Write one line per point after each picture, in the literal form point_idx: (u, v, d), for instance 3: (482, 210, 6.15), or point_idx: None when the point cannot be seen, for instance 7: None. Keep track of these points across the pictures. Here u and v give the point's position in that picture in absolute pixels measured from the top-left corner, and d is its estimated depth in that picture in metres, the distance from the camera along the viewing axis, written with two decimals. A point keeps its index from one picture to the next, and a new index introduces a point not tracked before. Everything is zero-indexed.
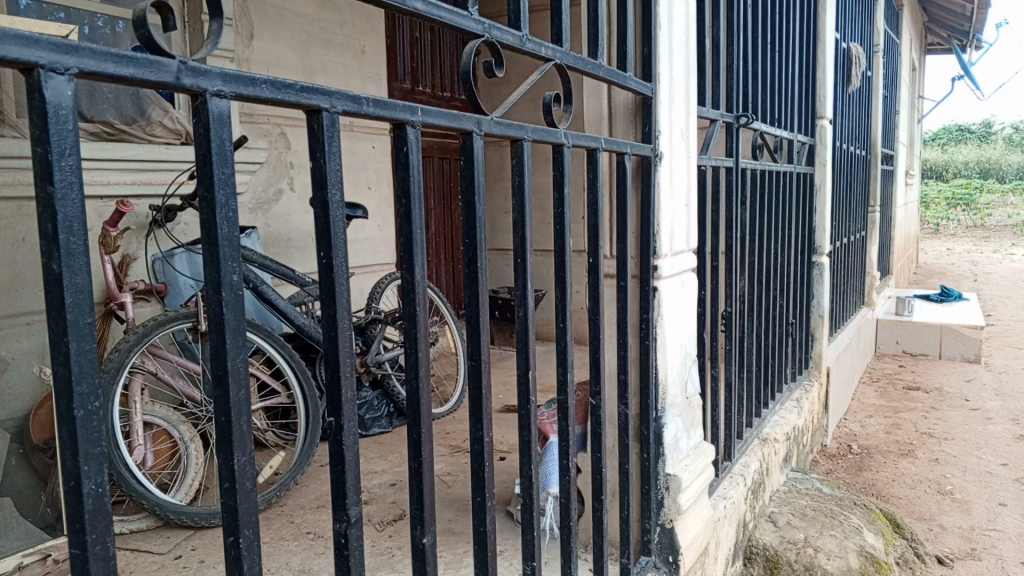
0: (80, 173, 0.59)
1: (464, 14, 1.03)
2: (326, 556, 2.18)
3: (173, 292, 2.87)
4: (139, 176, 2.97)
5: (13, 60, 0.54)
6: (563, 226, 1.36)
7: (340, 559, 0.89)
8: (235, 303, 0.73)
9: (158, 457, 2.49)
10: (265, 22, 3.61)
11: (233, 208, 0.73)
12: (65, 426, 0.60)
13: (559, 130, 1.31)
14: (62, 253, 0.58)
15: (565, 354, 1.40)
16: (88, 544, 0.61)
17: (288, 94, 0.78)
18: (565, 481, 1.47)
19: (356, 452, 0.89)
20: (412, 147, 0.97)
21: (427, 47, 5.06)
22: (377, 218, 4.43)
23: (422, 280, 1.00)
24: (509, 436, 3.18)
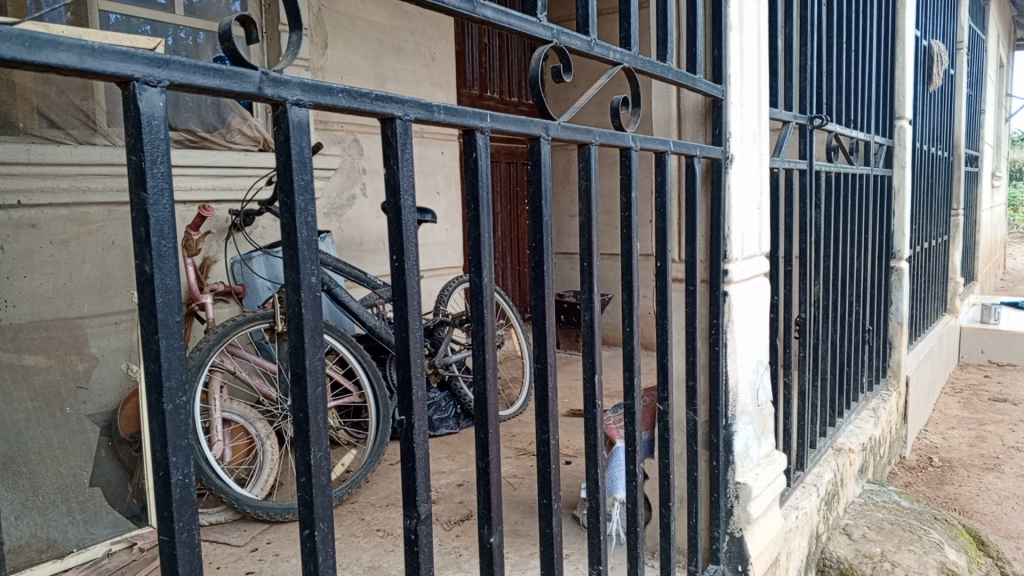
0: (171, 181, 0.62)
1: (534, 21, 1.04)
2: (395, 553, 2.22)
3: (251, 294, 2.99)
4: (219, 182, 3.08)
5: (110, 74, 0.58)
6: (630, 229, 1.36)
7: (409, 555, 0.91)
8: (313, 304, 0.76)
9: (236, 453, 2.58)
10: (339, 32, 3.71)
11: (312, 213, 0.75)
12: (154, 419, 0.63)
13: (627, 133, 1.30)
14: (153, 255, 0.61)
15: (632, 359, 1.39)
16: (175, 531, 0.64)
17: (363, 103, 0.80)
18: (632, 487, 1.46)
19: (426, 450, 0.91)
20: (481, 153, 0.98)
21: (495, 53, 5.11)
22: (446, 223, 4.49)
23: (491, 282, 1.01)
24: (574, 440, 3.18)
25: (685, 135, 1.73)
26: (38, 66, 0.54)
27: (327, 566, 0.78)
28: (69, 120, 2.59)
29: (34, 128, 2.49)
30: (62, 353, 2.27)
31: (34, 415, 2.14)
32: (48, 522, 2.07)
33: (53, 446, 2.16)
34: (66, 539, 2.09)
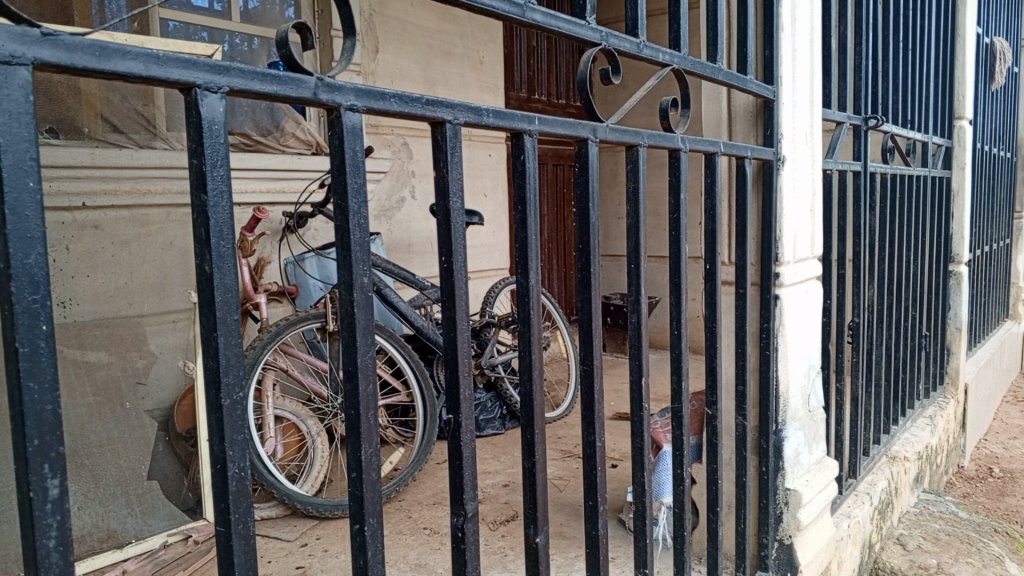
0: (230, 183, 0.64)
1: (582, 24, 1.05)
2: (441, 552, 2.24)
3: (304, 294, 3.05)
4: (274, 184, 3.15)
5: (173, 81, 0.60)
6: (678, 232, 1.35)
7: (456, 553, 0.92)
8: (365, 304, 0.77)
9: (288, 449, 2.64)
10: (389, 37, 3.76)
11: (365, 216, 0.77)
12: (213, 413, 0.65)
13: (676, 134, 1.29)
14: (213, 255, 0.63)
15: (680, 362, 1.39)
16: (231, 522, 0.66)
17: (414, 107, 0.82)
18: (679, 492, 1.45)
19: (473, 449, 0.92)
20: (530, 156, 0.99)
21: (543, 56, 5.12)
22: (493, 224, 4.51)
23: (537, 284, 1.02)
24: (620, 443, 3.17)
25: (735, 137, 1.71)
26: (107, 74, 0.56)
27: (377, 561, 0.79)
28: (131, 124, 2.72)
29: (99, 132, 2.65)
30: (121, 351, 2.35)
31: (96, 410, 2.24)
32: (108, 513, 2.19)
33: (114, 440, 2.26)
34: (125, 530, 2.21)
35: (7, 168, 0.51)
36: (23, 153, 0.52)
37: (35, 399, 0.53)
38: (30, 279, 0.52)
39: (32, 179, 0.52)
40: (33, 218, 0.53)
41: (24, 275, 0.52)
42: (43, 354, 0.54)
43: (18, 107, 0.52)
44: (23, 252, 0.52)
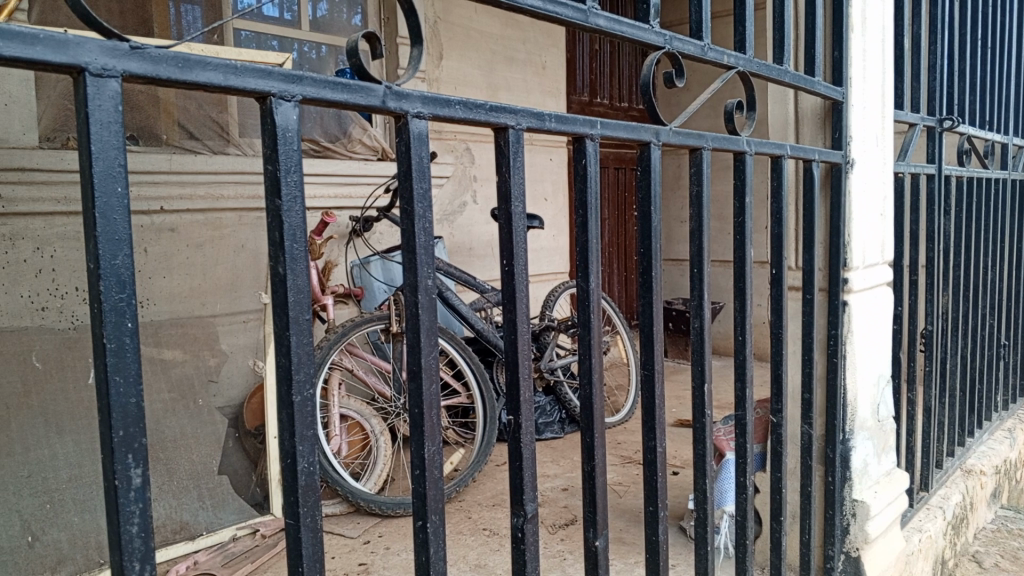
0: (302, 189, 0.67)
1: (646, 27, 1.04)
2: (501, 553, 2.25)
3: (369, 296, 3.12)
4: (341, 189, 3.23)
5: (250, 91, 0.62)
6: (743, 235, 1.33)
7: (516, 553, 0.93)
8: (429, 307, 0.79)
9: (352, 447, 2.70)
10: (453, 43, 3.80)
11: (430, 220, 0.79)
12: (284, 409, 0.67)
13: (741, 137, 1.27)
14: (286, 257, 0.66)
15: (744, 369, 1.36)
16: (300, 515, 0.68)
17: (478, 114, 0.83)
18: (742, 500, 1.43)
19: (533, 451, 0.93)
20: (592, 160, 0.99)
21: (606, 60, 5.11)
22: (553, 228, 4.52)
23: (598, 287, 1.02)
24: (681, 450, 3.13)
25: (803, 139, 1.67)
26: (189, 85, 0.59)
27: (439, 558, 0.81)
28: (205, 131, 2.80)
29: (176, 139, 2.74)
30: (195, 349, 2.44)
31: (171, 406, 2.34)
32: (181, 505, 2.28)
33: (186, 435, 2.35)
34: (197, 522, 2.30)
35: (98, 174, 0.54)
36: (112, 160, 0.55)
37: (120, 392, 0.56)
38: (117, 279, 0.56)
39: (119, 184, 0.55)
40: (121, 221, 0.56)
41: (113, 275, 0.55)
42: (128, 350, 0.56)
43: (108, 116, 0.55)
44: (111, 253, 0.55)
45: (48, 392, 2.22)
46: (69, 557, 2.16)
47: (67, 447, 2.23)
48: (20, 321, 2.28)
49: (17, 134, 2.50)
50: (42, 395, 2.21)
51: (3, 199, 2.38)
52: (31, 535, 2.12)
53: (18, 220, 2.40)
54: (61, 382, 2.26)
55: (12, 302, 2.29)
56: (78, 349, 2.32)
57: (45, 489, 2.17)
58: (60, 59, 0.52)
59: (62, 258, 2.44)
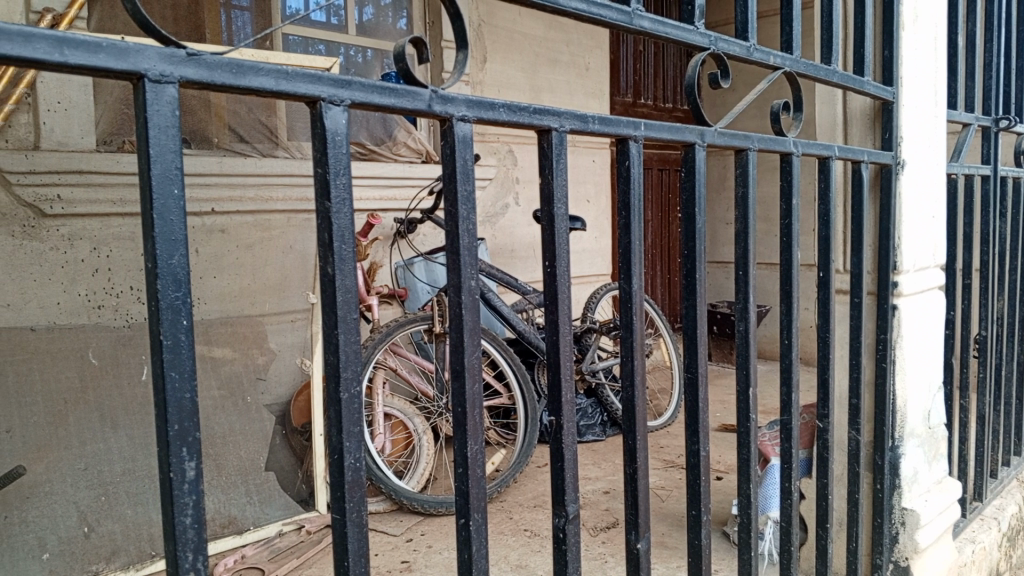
0: (351, 191, 0.68)
1: (691, 29, 1.04)
2: (542, 554, 2.26)
3: (412, 297, 3.16)
4: (386, 192, 3.27)
5: (301, 95, 0.64)
6: (790, 238, 1.31)
7: (558, 554, 0.93)
8: (472, 308, 0.79)
9: (395, 446, 2.74)
10: (497, 46, 3.83)
11: (473, 222, 0.79)
12: (333, 406, 0.69)
13: (788, 138, 1.25)
14: (335, 258, 0.67)
15: (790, 373, 1.34)
16: (346, 510, 0.69)
17: (523, 116, 0.84)
18: (786, 505, 1.40)
19: (574, 452, 0.93)
20: (635, 161, 0.99)
21: (650, 61, 5.08)
22: (596, 230, 4.51)
23: (641, 290, 1.01)
24: (725, 455, 3.10)
25: (852, 140, 1.64)
26: (242, 90, 0.61)
27: (481, 556, 0.82)
28: (255, 135, 2.87)
29: (225, 142, 2.82)
30: (245, 348, 2.52)
31: (220, 402, 2.41)
32: (230, 501, 2.34)
33: (235, 432, 2.41)
34: (245, 517, 2.34)
35: (156, 177, 0.56)
36: (169, 163, 0.57)
37: (176, 387, 0.58)
38: (173, 278, 0.57)
39: (176, 187, 0.57)
40: (177, 222, 0.57)
41: (169, 274, 0.57)
42: (183, 347, 0.58)
43: (165, 121, 0.57)
44: (168, 253, 0.57)
45: (103, 388, 2.30)
46: (122, 548, 2.21)
47: (120, 441, 2.30)
48: (79, 318, 2.42)
49: (76, 138, 2.58)
50: (97, 391, 2.29)
51: (63, 202, 2.42)
52: (87, 526, 2.18)
53: (76, 220, 2.48)
54: (116, 377, 2.34)
55: (69, 300, 2.43)
56: (132, 347, 2.41)
57: (101, 482, 2.23)
58: (121, 67, 0.54)
59: (117, 258, 2.56)
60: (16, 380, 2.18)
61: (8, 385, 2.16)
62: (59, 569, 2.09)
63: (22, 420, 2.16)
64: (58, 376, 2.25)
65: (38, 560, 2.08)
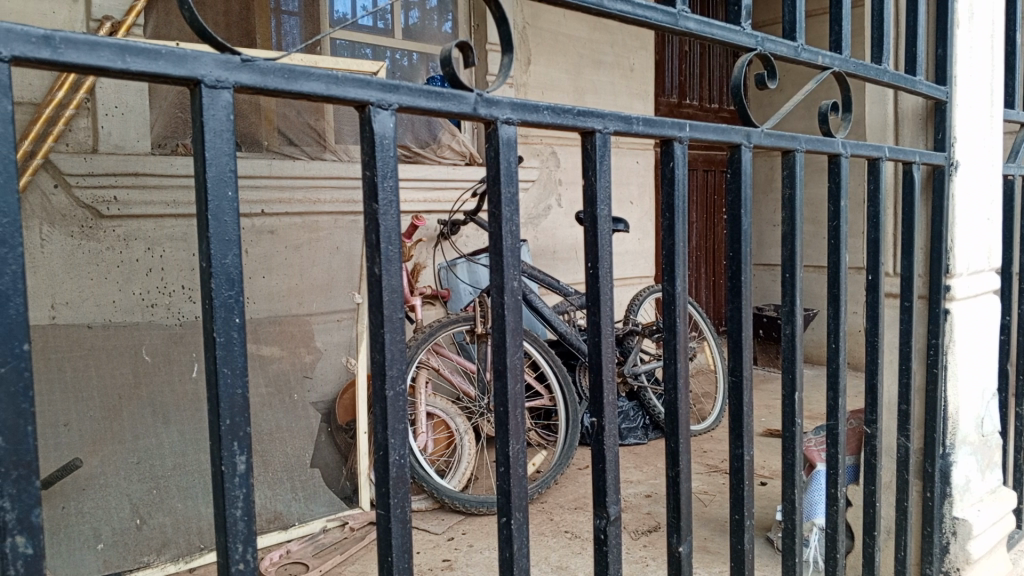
0: (398, 193, 0.69)
1: (737, 29, 1.03)
2: (582, 556, 2.26)
3: (455, 298, 3.20)
4: (431, 194, 3.30)
5: (350, 100, 0.65)
6: (838, 240, 1.29)
7: (599, 555, 0.93)
8: (514, 308, 0.80)
9: (437, 445, 2.76)
10: (542, 48, 3.83)
11: (517, 223, 0.80)
12: (378, 403, 0.70)
13: (837, 138, 1.23)
14: (382, 259, 0.68)
15: (837, 378, 1.32)
16: (390, 506, 0.70)
17: (567, 118, 0.84)
18: (832, 511, 1.38)
19: (616, 454, 0.93)
20: (680, 163, 0.98)
21: (696, 61, 5.03)
22: (639, 232, 4.49)
23: (684, 292, 1.01)
24: (770, 461, 3.05)
25: (903, 141, 1.61)
26: (294, 94, 0.62)
27: (522, 555, 0.82)
28: (304, 137, 2.93)
29: (275, 145, 2.91)
30: (292, 346, 2.58)
31: (267, 400, 2.49)
32: (275, 497, 2.42)
33: (282, 429, 2.50)
34: (290, 513, 2.44)
35: (211, 179, 0.58)
36: (224, 165, 0.59)
37: (228, 382, 0.60)
38: (227, 278, 0.59)
39: (230, 189, 0.59)
40: (231, 223, 0.59)
41: (223, 273, 0.59)
42: (236, 345, 0.60)
43: (221, 125, 0.58)
44: (222, 253, 0.59)
45: (155, 385, 2.37)
46: (172, 540, 2.30)
47: (172, 437, 2.37)
48: (133, 316, 2.42)
49: (132, 142, 2.66)
50: (150, 387, 2.36)
51: (119, 202, 2.51)
52: (139, 518, 2.26)
53: (132, 220, 2.53)
54: (168, 374, 2.40)
55: (125, 299, 2.44)
56: (184, 345, 2.47)
57: (153, 476, 2.31)
58: (179, 73, 0.56)
59: (171, 258, 2.55)
60: (73, 377, 2.25)
61: (66, 381, 2.24)
62: (113, 559, 2.20)
63: (78, 414, 2.23)
64: (113, 372, 2.32)
65: (93, 550, 2.18)
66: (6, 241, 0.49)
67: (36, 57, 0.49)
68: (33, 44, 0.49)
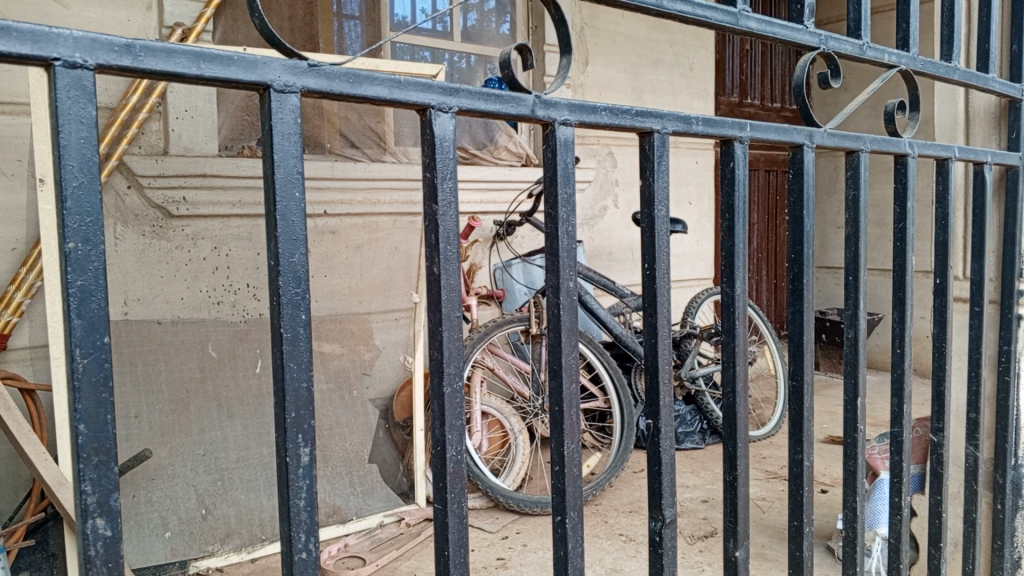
0: (457, 195, 0.71)
1: (799, 28, 1.01)
2: (637, 559, 2.25)
3: (510, 298, 3.21)
4: (488, 195, 3.33)
5: (412, 103, 0.67)
6: (904, 243, 1.26)
7: (654, 557, 0.92)
8: (570, 308, 0.80)
9: (492, 444, 2.79)
10: (600, 48, 3.82)
11: (574, 224, 0.81)
12: (436, 399, 0.71)
13: (904, 138, 1.19)
14: (441, 259, 0.70)
15: (902, 384, 1.28)
16: (447, 501, 0.72)
17: (625, 119, 0.84)
18: (896, 522, 1.34)
19: (672, 457, 0.92)
20: (740, 163, 0.97)
21: (757, 60, 4.95)
22: (697, 233, 4.44)
23: (744, 295, 1.00)
24: (831, 468, 2.98)
25: (974, 141, 1.56)
26: (358, 98, 0.64)
27: (576, 555, 0.83)
28: (365, 140, 3.00)
29: (338, 146, 2.96)
30: (352, 344, 2.64)
31: (328, 395, 2.55)
32: (335, 490, 2.49)
33: (341, 424, 2.57)
34: (348, 507, 2.49)
35: (280, 180, 0.60)
36: (291, 168, 0.61)
37: (294, 376, 0.62)
38: (294, 276, 0.61)
39: (297, 190, 0.61)
40: (298, 223, 0.61)
41: (290, 272, 0.61)
42: (301, 340, 0.62)
43: (288, 128, 0.61)
44: (289, 252, 0.61)
45: (221, 379, 2.45)
46: (236, 531, 2.37)
47: (235, 430, 2.44)
48: (199, 313, 2.53)
49: (201, 144, 2.75)
50: (216, 382, 2.44)
51: (188, 203, 2.59)
52: (205, 509, 2.35)
53: (200, 221, 2.64)
54: (232, 370, 2.48)
55: (192, 296, 2.54)
56: (248, 341, 2.54)
57: (218, 468, 2.39)
58: (249, 78, 0.58)
59: (235, 256, 2.67)
60: (144, 371, 2.34)
61: (138, 374, 2.32)
62: (180, 547, 2.28)
63: (148, 407, 2.32)
64: (181, 366, 2.40)
65: (161, 537, 2.26)
66: (90, 239, 0.52)
67: (118, 64, 0.52)
68: (115, 52, 0.52)
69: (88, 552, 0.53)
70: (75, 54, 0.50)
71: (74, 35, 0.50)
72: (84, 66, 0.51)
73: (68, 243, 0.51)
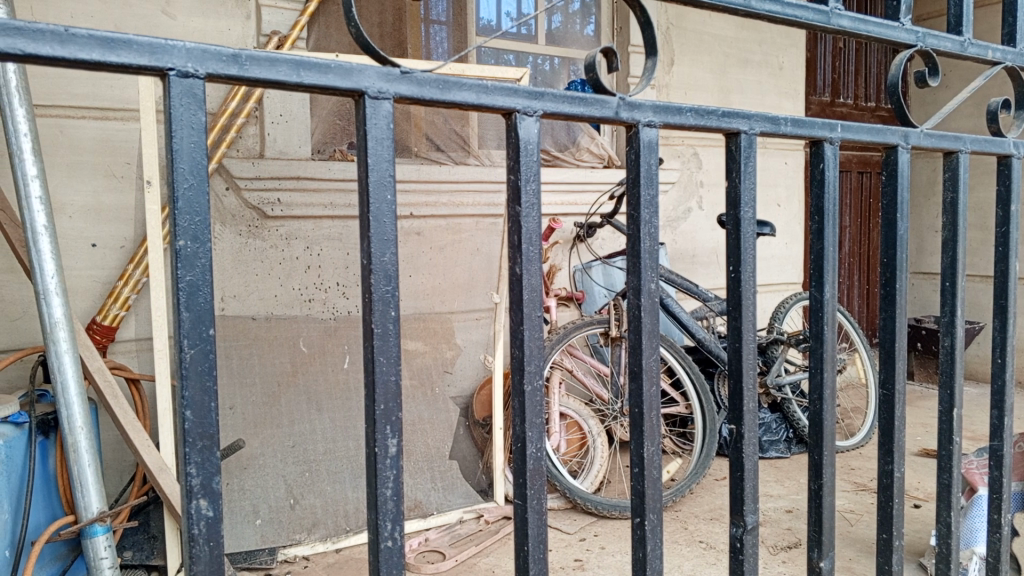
0: (540, 196, 0.72)
1: (896, 25, 0.98)
2: (717, 567, 2.22)
3: (590, 300, 3.22)
4: (569, 197, 3.34)
5: (498, 107, 0.69)
6: (1009, 248, 1.19)
7: (735, 562, 0.92)
8: (651, 310, 0.81)
9: (571, 445, 2.80)
10: (686, 48, 3.78)
11: (656, 225, 0.81)
12: (517, 396, 0.73)
13: (1007, 138, 1.13)
14: (523, 259, 0.71)
15: (1003, 396, 1.21)
16: (527, 497, 0.73)
17: (710, 120, 0.84)
18: (995, 540, 1.27)
19: (755, 463, 0.91)
20: (830, 164, 0.95)
21: (850, 58, 4.79)
22: (785, 236, 4.32)
23: (834, 299, 0.97)
24: (925, 482, 2.85)
25: None
26: (447, 103, 0.66)
27: (655, 556, 0.83)
28: (450, 143, 3.05)
29: (424, 150, 3.02)
30: (435, 342, 2.70)
31: (412, 391, 2.62)
32: (417, 485, 2.54)
33: (424, 420, 2.63)
34: (429, 501, 2.54)
35: (373, 182, 0.63)
36: (384, 171, 0.63)
37: (384, 370, 0.65)
38: (384, 273, 0.64)
39: (389, 192, 0.63)
40: (389, 223, 0.64)
41: (381, 270, 0.64)
42: (391, 337, 0.65)
43: (382, 133, 0.63)
44: (381, 250, 0.64)
45: (310, 374, 2.55)
46: (322, 521, 2.46)
47: (323, 423, 2.54)
48: (292, 310, 2.57)
49: (295, 147, 2.86)
50: (305, 376, 2.54)
51: (282, 204, 2.67)
52: (293, 498, 2.44)
53: (294, 221, 2.67)
54: (323, 365, 2.58)
55: (285, 293, 2.56)
56: (338, 338, 2.62)
57: (305, 459, 2.48)
58: (345, 85, 0.61)
59: (328, 257, 2.66)
60: (238, 365, 2.45)
61: (232, 367, 2.44)
62: (269, 534, 2.38)
63: (242, 398, 2.43)
64: (273, 361, 2.51)
65: (253, 525, 2.37)
66: (198, 237, 0.55)
67: (226, 73, 0.56)
68: (223, 61, 0.55)
69: (192, 530, 0.57)
70: (188, 64, 0.54)
71: (187, 47, 0.54)
72: (195, 75, 0.55)
73: (179, 241, 0.55)
